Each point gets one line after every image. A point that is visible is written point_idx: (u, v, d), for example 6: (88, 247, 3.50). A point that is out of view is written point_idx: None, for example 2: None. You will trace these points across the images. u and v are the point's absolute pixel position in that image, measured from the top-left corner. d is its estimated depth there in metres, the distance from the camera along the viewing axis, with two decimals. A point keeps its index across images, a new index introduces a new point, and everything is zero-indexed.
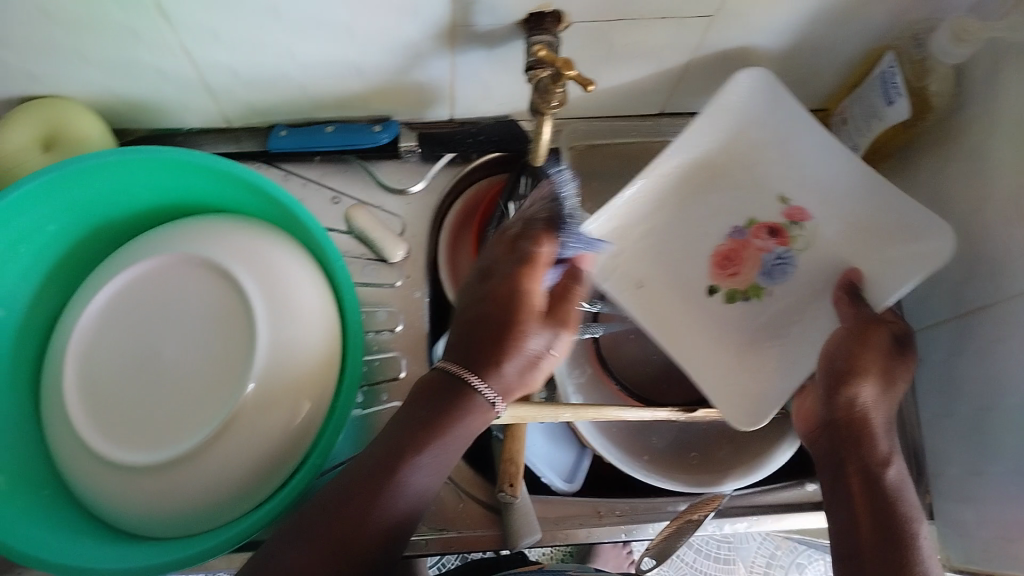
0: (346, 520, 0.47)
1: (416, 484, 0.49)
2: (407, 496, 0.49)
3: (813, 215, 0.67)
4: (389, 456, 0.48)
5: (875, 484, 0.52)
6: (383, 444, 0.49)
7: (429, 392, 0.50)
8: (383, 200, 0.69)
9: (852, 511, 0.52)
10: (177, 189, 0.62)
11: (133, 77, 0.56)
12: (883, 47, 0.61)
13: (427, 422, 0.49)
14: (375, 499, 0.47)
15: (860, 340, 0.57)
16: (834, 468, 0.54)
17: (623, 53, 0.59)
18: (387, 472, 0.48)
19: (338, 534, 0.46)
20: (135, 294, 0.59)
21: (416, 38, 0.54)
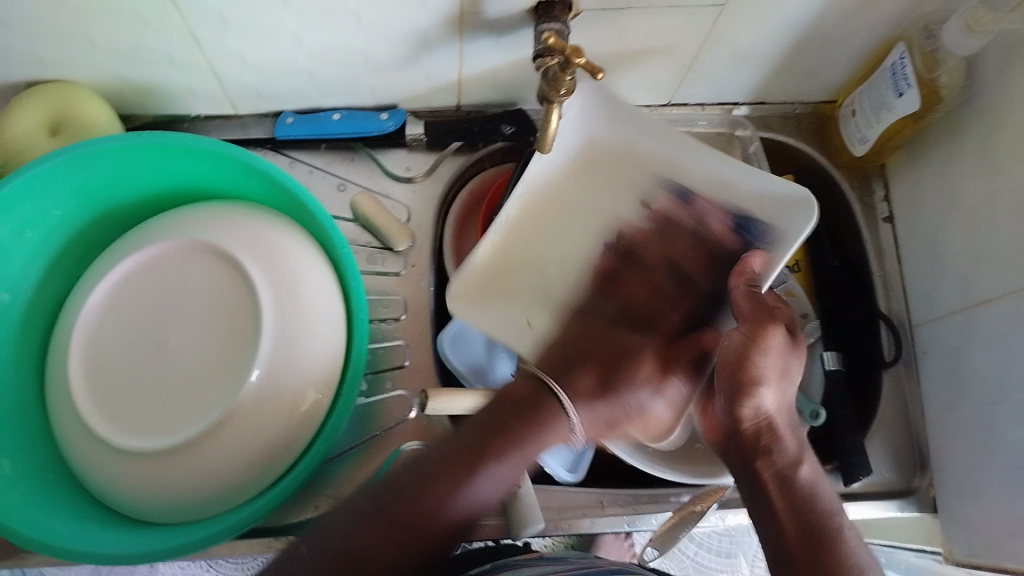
0: (412, 517, 0.46)
1: (479, 491, 0.47)
2: (473, 504, 0.48)
3: (673, 213, 0.61)
4: (464, 449, 0.48)
5: (789, 485, 0.49)
6: (457, 440, 0.49)
7: (510, 403, 0.50)
8: (389, 188, 0.68)
9: (774, 514, 0.49)
10: (184, 176, 0.62)
11: (141, 62, 0.56)
12: (895, 37, 0.61)
13: (501, 425, 0.49)
14: (443, 495, 0.47)
15: (751, 339, 0.49)
16: (741, 457, 0.51)
17: (632, 41, 0.58)
18: (461, 464, 0.47)
19: (406, 516, 0.46)
20: (143, 279, 0.59)
21: (424, 24, 0.53)
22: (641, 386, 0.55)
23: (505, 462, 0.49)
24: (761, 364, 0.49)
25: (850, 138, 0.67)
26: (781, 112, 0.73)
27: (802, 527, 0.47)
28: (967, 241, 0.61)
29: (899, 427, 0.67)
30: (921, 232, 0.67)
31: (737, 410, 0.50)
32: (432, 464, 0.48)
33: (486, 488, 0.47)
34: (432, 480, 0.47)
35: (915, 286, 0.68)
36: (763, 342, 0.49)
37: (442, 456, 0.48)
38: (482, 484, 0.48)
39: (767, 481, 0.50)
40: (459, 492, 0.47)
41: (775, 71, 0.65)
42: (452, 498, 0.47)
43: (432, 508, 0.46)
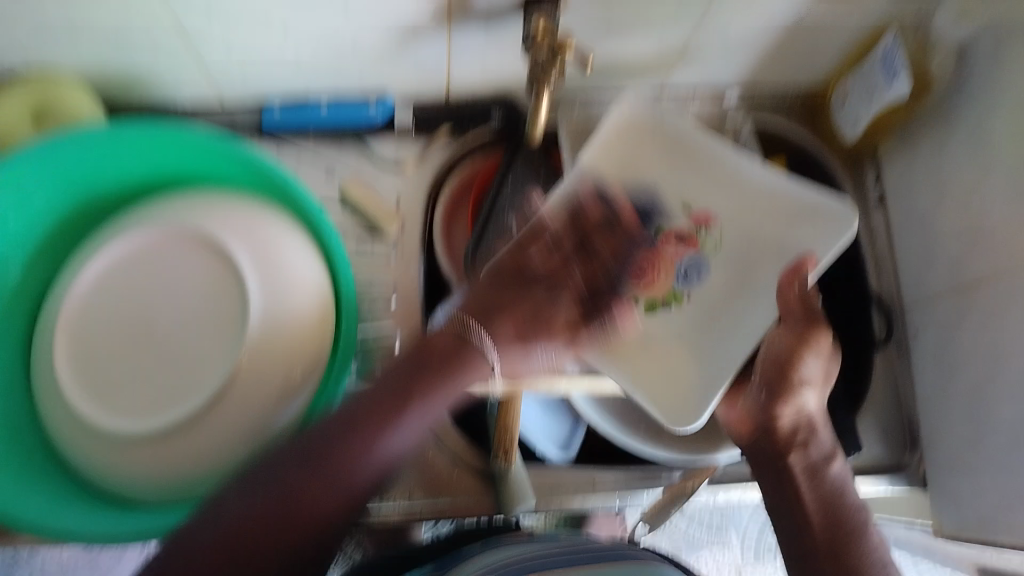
0: (319, 477, 0.43)
1: (395, 442, 0.45)
2: (387, 458, 0.45)
3: (717, 217, 0.63)
4: (390, 388, 0.46)
5: (819, 477, 0.53)
6: (376, 384, 0.47)
7: (422, 344, 0.48)
8: (377, 176, 0.68)
9: (797, 506, 0.52)
10: (169, 160, 0.61)
11: (125, 50, 0.55)
12: (885, 24, 0.60)
13: (423, 364, 0.47)
14: (349, 450, 0.43)
15: (800, 340, 0.53)
16: (772, 457, 0.53)
17: (622, 28, 0.58)
18: (386, 400, 0.46)
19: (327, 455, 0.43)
20: (128, 261, 0.58)
21: (412, 12, 0.53)
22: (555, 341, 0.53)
23: (426, 405, 0.46)
24: (806, 368, 0.53)
25: (841, 123, 0.67)
26: (771, 99, 0.73)
27: (828, 521, 0.51)
28: (958, 223, 0.61)
29: (889, 410, 0.69)
30: (912, 215, 0.67)
31: (777, 410, 0.53)
32: (339, 420, 0.45)
33: (400, 437, 0.45)
34: (357, 419, 0.45)
35: (905, 269, 0.68)
36: (815, 343, 0.53)
37: (355, 410, 0.45)
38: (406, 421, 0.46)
39: (793, 477, 0.53)
40: (384, 432, 0.45)
41: (767, 58, 0.65)
42: (367, 450, 0.44)
43: (343, 467, 0.43)
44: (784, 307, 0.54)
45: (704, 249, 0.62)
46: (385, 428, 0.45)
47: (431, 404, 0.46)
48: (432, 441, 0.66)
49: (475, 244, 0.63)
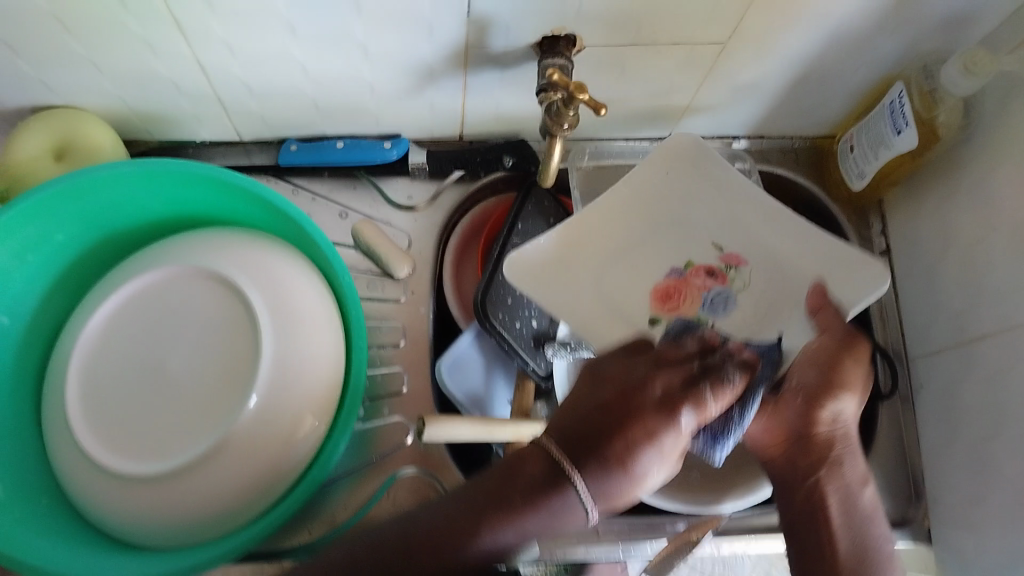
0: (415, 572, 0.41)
1: (500, 544, 0.43)
2: (496, 548, 0.43)
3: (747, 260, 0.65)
4: (471, 501, 0.44)
5: (853, 507, 0.49)
6: (464, 493, 0.45)
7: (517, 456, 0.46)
8: (389, 215, 0.69)
9: (821, 526, 0.49)
10: (187, 202, 0.62)
11: (146, 89, 0.56)
12: (892, 76, 0.62)
13: (515, 478, 0.44)
14: (440, 548, 0.42)
15: (843, 348, 0.54)
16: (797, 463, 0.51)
17: (634, 76, 0.59)
18: (460, 516, 0.43)
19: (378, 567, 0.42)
20: (144, 302, 0.59)
21: (428, 57, 0.54)
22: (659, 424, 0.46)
23: (512, 523, 0.43)
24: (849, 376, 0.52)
25: (848, 173, 0.68)
26: (778, 146, 0.73)
27: (855, 550, 0.47)
28: (964, 278, 0.61)
29: (895, 463, 0.68)
30: (916, 266, 0.67)
31: (816, 412, 0.51)
32: (447, 510, 0.44)
33: (510, 537, 0.43)
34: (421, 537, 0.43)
35: (911, 320, 0.68)
36: (852, 355, 0.53)
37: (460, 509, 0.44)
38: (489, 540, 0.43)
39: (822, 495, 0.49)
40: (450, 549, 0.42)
41: (775, 106, 0.66)
42: (477, 535, 0.43)
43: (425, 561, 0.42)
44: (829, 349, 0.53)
45: (731, 285, 0.64)
46: (482, 521, 0.43)
47: (512, 532, 0.43)
48: (428, 479, 0.62)
49: (484, 288, 0.63)
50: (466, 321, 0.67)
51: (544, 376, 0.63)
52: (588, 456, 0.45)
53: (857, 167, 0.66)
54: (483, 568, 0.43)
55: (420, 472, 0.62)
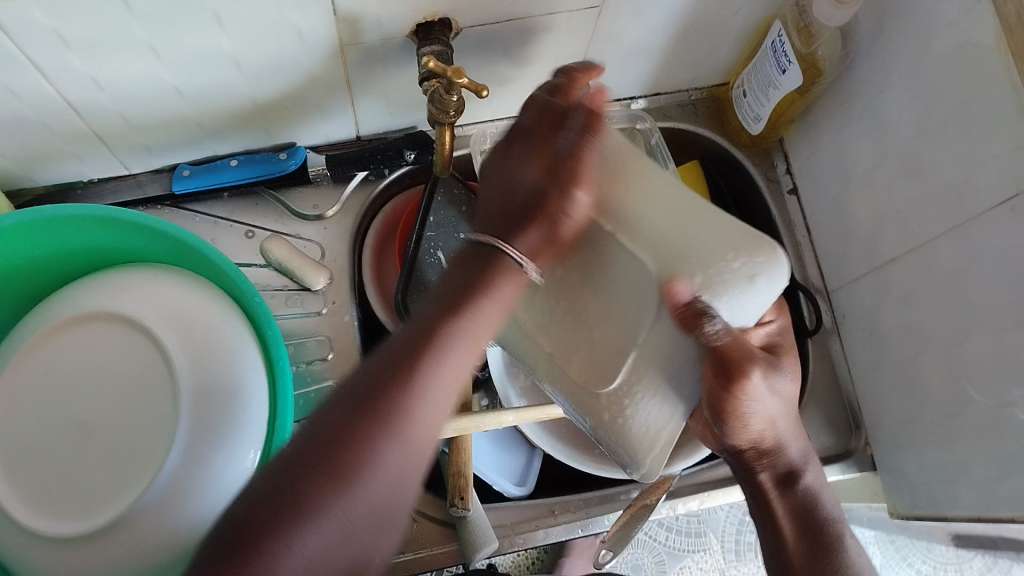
0: (376, 415, 0.39)
1: (442, 383, 0.42)
2: (444, 383, 0.42)
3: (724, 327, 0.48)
4: (412, 338, 0.42)
5: (792, 489, 0.55)
6: (397, 338, 0.43)
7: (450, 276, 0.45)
8: (298, 228, 0.67)
9: (774, 523, 0.56)
10: (81, 248, 0.60)
11: (18, 138, 0.54)
12: (771, 17, 0.62)
13: (453, 304, 0.43)
14: (406, 404, 0.40)
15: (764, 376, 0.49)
16: (744, 470, 0.56)
17: (517, 51, 0.58)
18: (409, 356, 0.41)
19: (363, 416, 0.39)
20: (44, 356, 0.56)
21: (305, 59, 0.52)
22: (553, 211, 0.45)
23: (456, 354, 0.43)
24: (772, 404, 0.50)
25: (745, 118, 0.69)
26: (676, 101, 0.74)
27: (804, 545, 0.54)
28: (868, 205, 0.63)
29: (830, 393, 0.69)
30: (823, 200, 0.68)
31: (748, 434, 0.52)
32: (383, 356, 0.41)
33: (449, 374, 0.42)
34: (384, 374, 0.41)
35: (824, 252, 0.69)
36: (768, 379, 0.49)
37: (398, 351, 0.42)
38: (444, 367, 0.42)
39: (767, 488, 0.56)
40: (421, 386, 0.41)
41: (665, 62, 0.66)
42: (433, 368, 0.41)
43: (396, 418, 0.39)
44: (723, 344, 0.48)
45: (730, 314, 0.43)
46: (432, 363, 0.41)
47: (459, 357, 0.43)
48: None
49: (404, 287, 0.63)
50: (393, 322, 0.66)
51: None
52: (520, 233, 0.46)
53: (750, 112, 0.67)
54: (444, 405, 0.42)
55: None
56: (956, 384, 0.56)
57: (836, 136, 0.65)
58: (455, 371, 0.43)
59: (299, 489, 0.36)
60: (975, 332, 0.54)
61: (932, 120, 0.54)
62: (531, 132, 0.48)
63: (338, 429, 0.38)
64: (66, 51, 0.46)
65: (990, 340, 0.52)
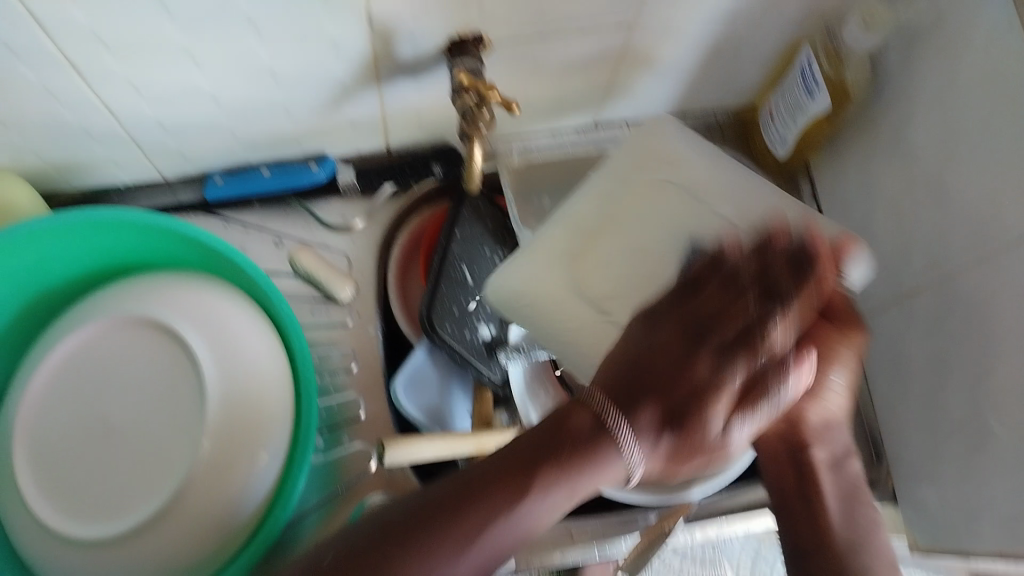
0: (425, 548, 0.40)
1: (507, 537, 0.42)
2: (507, 541, 0.42)
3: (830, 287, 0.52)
4: (493, 476, 0.42)
5: (836, 472, 0.53)
6: (482, 467, 0.43)
7: (556, 423, 0.44)
8: (325, 238, 0.68)
9: (813, 504, 0.52)
10: (118, 254, 0.61)
11: (59, 141, 0.55)
12: (800, 40, 0.63)
13: (543, 459, 0.43)
14: (458, 545, 0.40)
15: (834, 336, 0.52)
16: (788, 446, 0.53)
17: (547, 68, 0.59)
18: (484, 494, 0.42)
19: (414, 544, 0.40)
20: (80, 361, 0.57)
21: (338, 72, 0.54)
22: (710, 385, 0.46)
23: (528, 514, 0.42)
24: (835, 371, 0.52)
25: (772, 141, 0.69)
26: (703, 123, 0.74)
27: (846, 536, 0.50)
28: (893, 229, 0.62)
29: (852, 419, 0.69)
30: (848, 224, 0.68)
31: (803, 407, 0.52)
32: (460, 491, 0.42)
33: (516, 532, 0.42)
34: (454, 502, 0.42)
35: None
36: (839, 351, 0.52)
37: (476, 482, 0.42)
38: (513, 523, 0.42)
39: (816, 466, 0.52)
40: (483, 532, 0.41)
41: (693, 82, 0.67)
42: (499, 521, 0.41)
43: (430, 558, 0.40)
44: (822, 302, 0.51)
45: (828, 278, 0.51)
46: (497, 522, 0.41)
47: (535, 515, 0.42)
48: None
49: (428, 303, 0.63)
50: (416, 335, 0.67)
51: (500, 382, 0.64)
52: (636, 397, 0.45)
53: (776, 133, 0.68)
54: (500, 559, 0.42)
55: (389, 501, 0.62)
56: (980, 412, 0.55)
57: (863, 159, 0.65)
58: (524, 530, 0.42)
59: None
60: (999, 362, 0.53)
61: (959, 144, 0.54)
62: (691, 292, 0.50)
63: (388, 544, 0.40)
64: (109, 55, 0.47)
65: (1014, 368, 0.52)
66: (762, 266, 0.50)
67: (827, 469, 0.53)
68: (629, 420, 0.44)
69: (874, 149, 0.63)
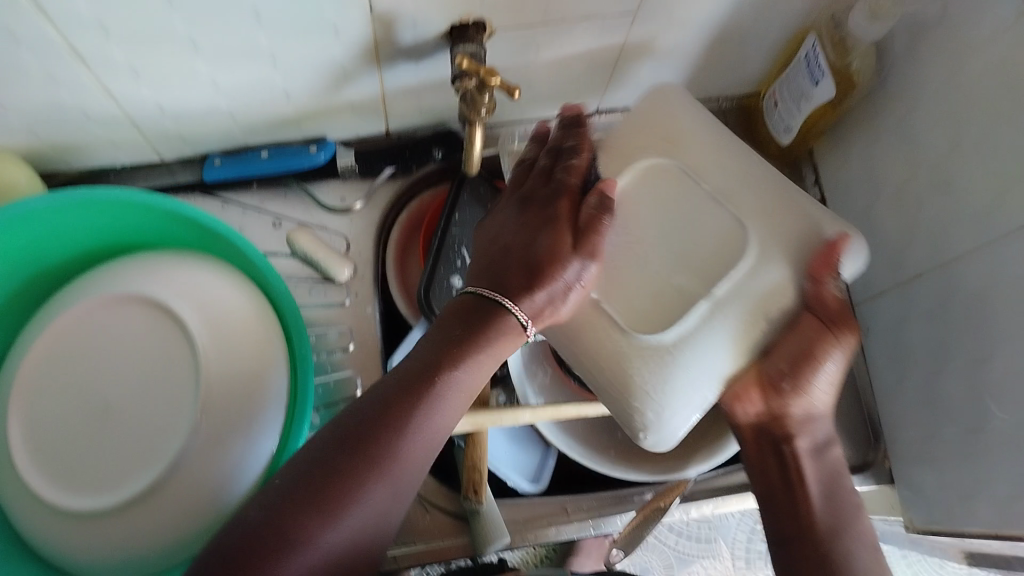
0: (365, 455, 0.44)
1: (430, 427, 0.47)
2: (429, 430, 0.47)
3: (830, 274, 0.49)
4: (406, 382, 0.47)
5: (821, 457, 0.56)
6: (388, 381, 0.47)
7: (446, 325, 0.49)
8: (324, 219, 0.68)
9: (796, 495, 0.55)
10: (116, 231, 0.61)
11: (56, 122, 0.55)
12: (805, 28, 0.62)
13: (448, 355, 0.48)
14: (394, 446, 0.45)
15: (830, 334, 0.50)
16: (772, 443, 0.56)
17: (550, 54, 0.58)
18: (404, 400, 0.46)
19: (357, 450, 0.44)
20: (76, 339, 0.57)
21: (339, 56, 0.53)
22: (568, 262, 0.49)
23: (446, 401, 0.47)
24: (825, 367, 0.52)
25: (775, 128, 0.68)
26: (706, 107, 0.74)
27: (831, 518, 0.53)
28: (895, 219, 0.62)
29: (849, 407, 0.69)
30: (850, 213, 0.68)
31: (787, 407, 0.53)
32: (374, 404, 0.46)
33: (436, 420, 0.47)
34: (381, 412, 0.46)
35: None
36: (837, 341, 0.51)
37: (392, 391, 0.47)
38: (435, 412, 0.47)
39: (798, 458, 0.55)
40: (409, 428, 0.46)
41: (696, 69, 0.66)
42: (422, 417, 0.46)
43: (376, 460, 0.44)
44: (815, 303, 0.49)
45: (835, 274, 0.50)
46: (414, 419, 0.46)
47: (450, 401, 0.47)
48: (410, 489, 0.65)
49: (426, 284, 0.63)
50: (414, 317, 0.67)
51: None
52: (520, 282, 0.49)
53: (779, 121, 0.67)
54: (426, 448, 0.47)
55: None
56: (978, 405, 0.56)
57: (867, 148, 0.64)
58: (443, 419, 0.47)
59: (293, 511, 0.41)
60: (999, 356, 0.53)
61: (965, 139, 0.54)
62: (552, 187, 0.52)
63: (335, 456, 0.44)
64: (108, 39, 0.47)
65: (1014, 362, 0.52)
66: (576, 172, 0.53)
67: (813, 455, 0.55)
68: (508, 291, 0.49)
69: (878, 138, 0.63)
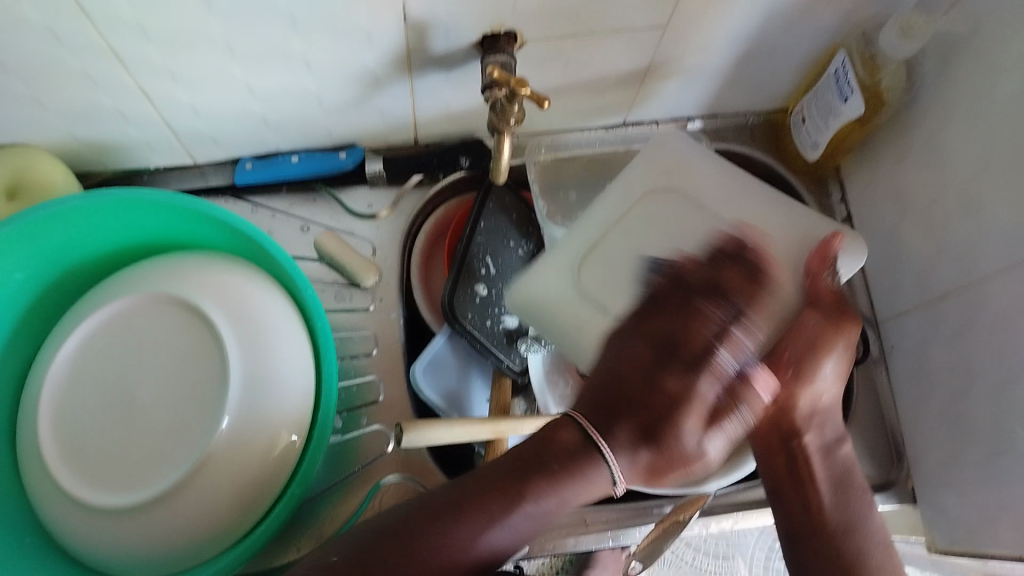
0: (415, 550, 0.44)
1: (492, 541, 0.45)
2: (492, 546, 0.45)
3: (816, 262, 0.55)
4: (480, 487, 0.46)
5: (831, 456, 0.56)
6: (466, 482, 0.47)
7: (538, 442, 0.48)
8: (351, 224, 0.69)
9: (805, 484, 0.55)
10: (148, 231, 0.62)
11: (94, 123, 0.56)
12: (835, 45, 0.62)
13: (530, 472, 0.46)
14: (446, 542, 0.44)
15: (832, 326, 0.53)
16: (780, 436, 0.55)
17: (579, 66, 0.59)
18: (470, 500, 0.45)
19: (409, 541, 0.44)
20: (108, 337, 0.58)
21: (371, 63, 0.54)
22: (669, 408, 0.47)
23: (515, 519, 0.45)
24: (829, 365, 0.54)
25: (803, 144, 0.68)
26: (733, 123, 0.74)
27: (845, 522, 0.53)
28: (922, 237, 0.62)
29: (872, 425, 0.68)
30: (877, 231, 0.68)
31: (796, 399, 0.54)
32: (443, 498, 0.46)
33: (500, 536, 0.45)
34: (444, 505, 0.45)
35: (875, 283, 0.68)
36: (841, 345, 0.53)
37: (466, 492, 0.46)
38: (501, 525, 0.45)
39: (806, 453, 0.55)
40: (469, 531, 0.44)
41: (724, 84, 0.66)
42: (484, 526, 0.45)
43: (425, 564, 0.43)
44: (812, 297, 0.54)
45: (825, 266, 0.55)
46: (490, 522, 0.45)
47: (522, 520, 0.45)
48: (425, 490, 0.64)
49: (450, 290, 0.64)
50: (437, 322, 0.68)
51: (518, 371, 0.64)
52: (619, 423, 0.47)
53: (807, 137, 0.67)
54: (484, 567, 0.45)
55: (404, 480, 0.62)
56: (1002, 426, 0.55)
57: (895, 166, 0.64)
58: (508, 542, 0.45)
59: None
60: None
61: (994, 158, 0.54)
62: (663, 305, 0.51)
63: (383, 541, 0.44)
64: (147, 42, 0.48)
65: None
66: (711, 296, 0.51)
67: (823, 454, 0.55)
68: (609, 435, 0.47)
69: (906, 156, 0.63)
